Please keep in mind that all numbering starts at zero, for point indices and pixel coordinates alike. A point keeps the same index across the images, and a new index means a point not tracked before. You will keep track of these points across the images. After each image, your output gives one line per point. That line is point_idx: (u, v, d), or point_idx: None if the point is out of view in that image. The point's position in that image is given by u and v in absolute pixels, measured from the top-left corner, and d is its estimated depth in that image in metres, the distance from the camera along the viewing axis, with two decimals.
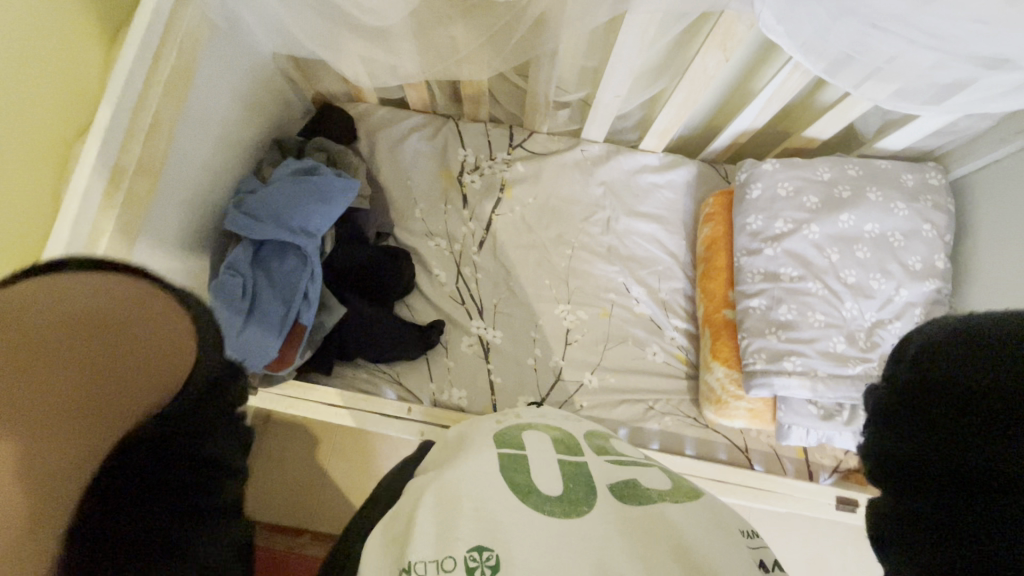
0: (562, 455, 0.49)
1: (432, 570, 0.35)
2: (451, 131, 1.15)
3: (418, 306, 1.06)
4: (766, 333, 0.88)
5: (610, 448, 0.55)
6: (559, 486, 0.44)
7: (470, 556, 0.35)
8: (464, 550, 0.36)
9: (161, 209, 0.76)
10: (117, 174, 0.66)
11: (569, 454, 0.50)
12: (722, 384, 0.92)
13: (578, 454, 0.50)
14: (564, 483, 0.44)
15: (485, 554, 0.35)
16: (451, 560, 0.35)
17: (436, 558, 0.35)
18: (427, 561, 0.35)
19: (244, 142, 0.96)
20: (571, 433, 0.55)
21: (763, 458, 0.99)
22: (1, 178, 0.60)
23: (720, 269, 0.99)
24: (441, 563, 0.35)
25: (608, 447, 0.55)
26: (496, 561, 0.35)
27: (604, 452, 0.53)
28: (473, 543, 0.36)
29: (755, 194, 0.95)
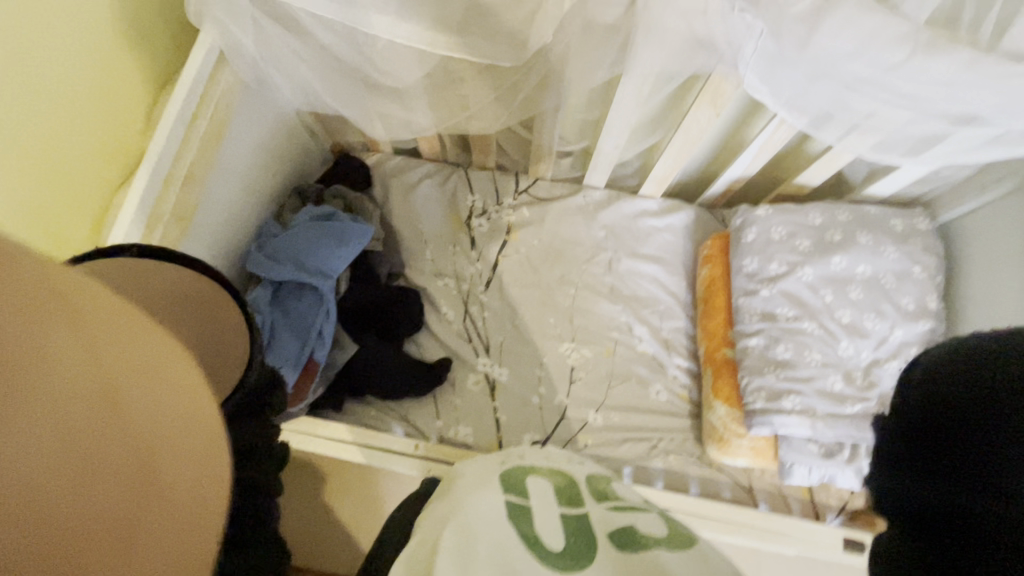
0: (563, 506, 0.50)
1: None
2: (460, 178, 1.22)
3: (427, 344, 1.09)
4: (765, 371, 0.90)
5: (610, 493, 0.56)
6: (562, 540, 0.44)
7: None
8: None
9: (190, 252, 0.81)
10: (153, 221, 0.72)
11: (571, 506, 0.51)
12: (724, 423, 0.93)
13: (579, 506, 0.51)
14: (565, 536, 0.45)
15: None
16: None
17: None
18: None
19: (267, 189, 1.03)
20: (572, 478, 0.57)
21: (768, 498, 0.99)
22: (48, 224, 0.66)
23: (719, 308, 1.02)
24: None
25: (609, 490, 0.57)
26: None
27: (605, 499, 0.54)
28: None
29: (750, 237, 0.99)
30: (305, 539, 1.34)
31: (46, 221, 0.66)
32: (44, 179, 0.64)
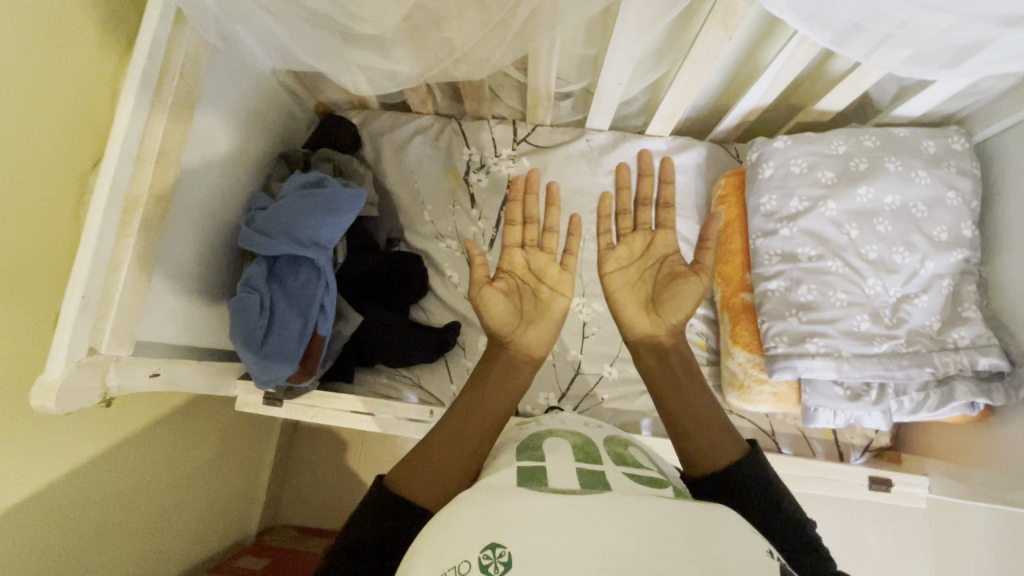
0: (580, 462, 0.48)
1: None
2: (454, 131, 1.15)
3: (435, 308, 1.07)
4: (787, 315, 0.86)
5: (629, 454, 0.53)
6: (577, 482, 0.44)
7: (485, 554, 0.36)
8: (477, 551, 0.37)
9: (175, 231, 0.77)
10: (130, 203, 0.67)
11: (587, 461, 0.49)
12: (744, 369, 0.91)
13: (596, 461, 0.49)
14: (581, 480, 0.44)
15: (498, 550, 0.36)
16: (467, 564, 0.36)
17: (453, 564, 0.37)
18: (447, 572, 0.37)
19: (251, 159, 0.97)
20: (590, 438, 0.54)
21: (791, 441, 0.98)
22: (17, 218, 0.62)
23: (736, 252, 0.97)
24: (458, 569, 0.37)
25: (628, 454, 0.53)
26: (509, 556, 0.36)
27: (623, 459, 0.51)
28: (485, 541, 0.37)
29: (768, 172, 0.92)
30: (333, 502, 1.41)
31: (17, 216, 0.62)
32: (6, 168, 0.60)
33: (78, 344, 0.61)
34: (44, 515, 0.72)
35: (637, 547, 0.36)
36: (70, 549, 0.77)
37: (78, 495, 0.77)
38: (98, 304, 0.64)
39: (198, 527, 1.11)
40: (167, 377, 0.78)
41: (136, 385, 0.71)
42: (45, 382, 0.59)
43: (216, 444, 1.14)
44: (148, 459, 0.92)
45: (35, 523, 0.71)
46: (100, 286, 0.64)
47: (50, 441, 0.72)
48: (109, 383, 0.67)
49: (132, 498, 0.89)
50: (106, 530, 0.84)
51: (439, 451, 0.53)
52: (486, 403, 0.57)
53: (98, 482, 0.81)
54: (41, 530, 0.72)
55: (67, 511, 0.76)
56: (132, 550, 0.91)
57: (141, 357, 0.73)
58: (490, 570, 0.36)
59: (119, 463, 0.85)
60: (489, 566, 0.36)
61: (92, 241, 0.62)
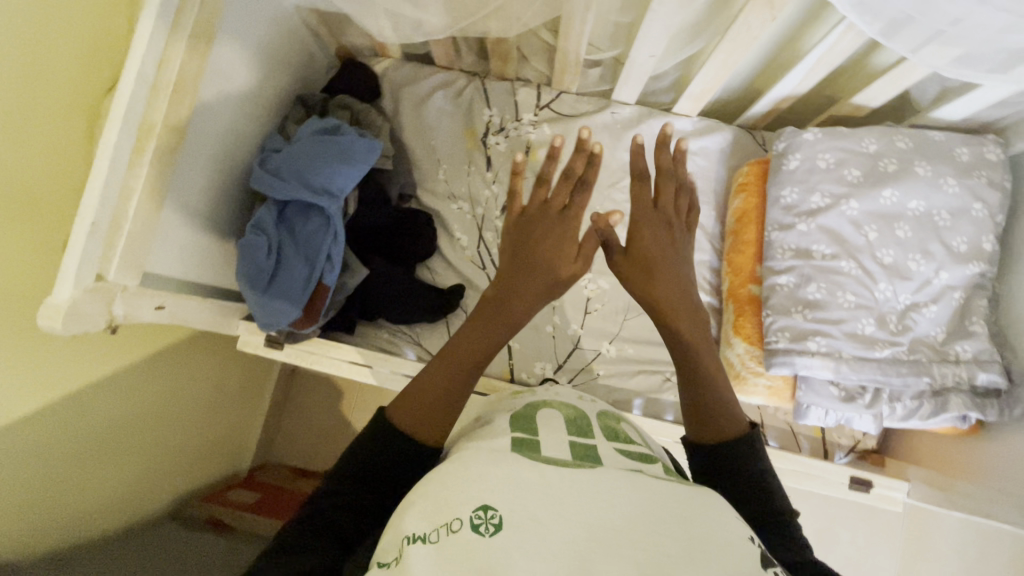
0: (573, 435, 0.49)
1: (444, 533, 0.37)
2: (477, 89, 1.12)
3: (440, 268, 1.07)
4: (792, 311, 0.86)
5: (620, 429, 0.54)
6: (568, 453, 0.45)
7: (476, 514, 0.37)
8: (469, 510, 0.38)
9: (187, 165, 0.76)
10: (144, 133, 0.65)
11: (580, 435, 0.50)
12: (742, 359, 0.93)
13: (589, 436, 0.50)
14: (573, 451, 0.46)
15: (489, 513, 0.37)
16: (459, 522, 0.37)
17: (446, 522, 0.37)
18: (439, 528, 0.37)
19: (269, 100, 0.95)
20: (582, 411, 0.55)
21: (778, 435, 1.00)
22: (28, 135, 0.61)
23: (750, 242, 0.97)
24: (450, 526, 0.37)
25: (620, 429, 0.55)
26: (500, 519, 0.37)
27: (614, 434, 0.52)
28: (478, 502, 0.38)
29: (793, 165, 0.90)
30: (323, 446, 1.45)
31: (26, 134, 0.61)
32: (17, 84, 0.58)
33: (86, 269, 0.61)
34: (44, 433, 0.74)
35: (624, 522, 0.37)
36: (63, 471, 0.79)
37: (75, 418, 0.79)
38: (107, 232, 0.63)
39: (189, 462, 1.13)
40: (172, 311, 0.78)
41: (141, 316, 0.71)
42: (52, 303, 0.59)
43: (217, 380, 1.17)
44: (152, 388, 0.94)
45: (30, 443, 0.72)
46: (111, 213, 0.63)
47: (52, 361, 0.73)
48: (115, 311, 0.67)
49: (131, 425, 0.91)
50: (100, 454, 0.86)
51: (433, 386, 0.54)
52: (483, 336, 0.57)
53: (99, 405, 0.83)
54: (39, 445, 0.73)
55: (67, 428, 0.77)
56: (124, 476, 0.93)
57: (148, 289, 0.73)
58: (480, 529, 0.36)
59: (119, 390, 0.86)
60: (480, 526, 0.37)
61: (103, 167, 0.61)
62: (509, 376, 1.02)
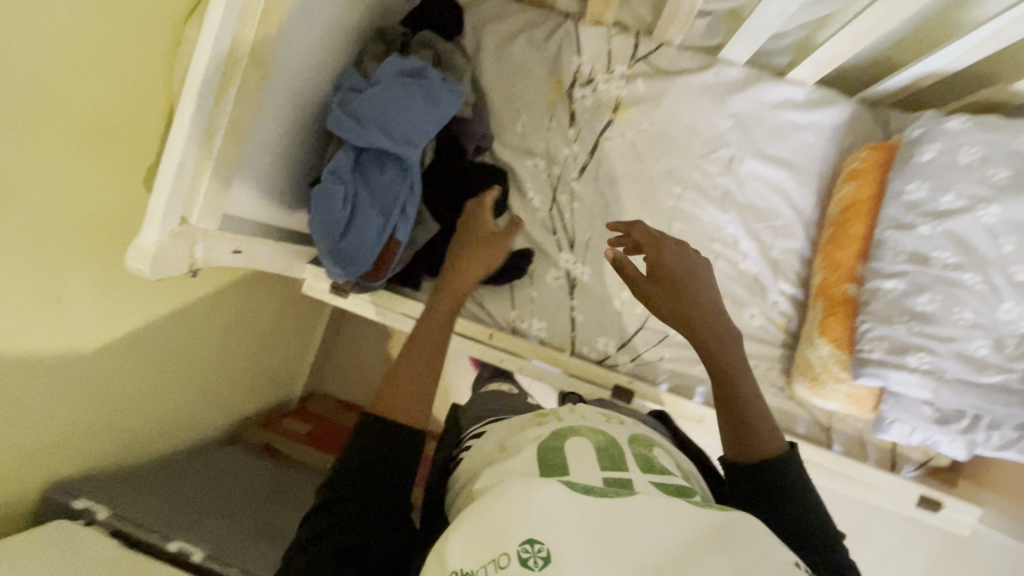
0: (606, 469, 0.46)
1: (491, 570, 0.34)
2: (568, 33, 1.01)
3: (508, 229, 1.02)
4: (896, 320, 0.79)
5: (654, 458, 0.49)
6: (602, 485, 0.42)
7: (522, 548, 0.34)
8: (515, 543, 0.35)
9: (268, 103, 0.72)
10: (229, 67, 0.61)
11: (614, 469, 0.46)
12: (824, 363, 0.86)
13: (623, 468, 0.46)
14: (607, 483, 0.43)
15: (536, 546, 0.34)
16: (507, 557, 0.34)
17: (494, 557, 0.35)
18: (486, 564, 0.35)
19: (350, 30, 0.88)
20: (614, 438, 0.51)
21: (845, 440, 0.96)
22: (109, 61, 0.58)
23: (853, 236, 0.88)
24: (497, 562, 0.34)
25: (654, 458, 0.50)
26: (548, 552, 0.34)
27: (649, 464, 0.48)
28: (524, 534, 0.35)
29: (926, 156, 0.79)
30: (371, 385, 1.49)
31: (108, 59, 0.57)
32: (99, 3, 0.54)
33: (172, 213, 0.59)
34: (117, 362, 0.76)
35: (669, 561, 0.34)
36: (135, 397, 0.83)
37: (147, 348, 0.81)
38: (191, 175, 0.61)
39: (249, 387, 1.19)
40: (247, 256, 0.77)
41: (219, 261, 0.70)
42: (141, 247, 0.58)
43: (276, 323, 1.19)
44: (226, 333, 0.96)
45: (104, 371, 0.75)
46: (195, 154, 0.60)
47: (128, 293, 0.74)
48: (196, 256, 0.65)
49: (196, 355, 0.94)
50: (169, 382, 0.90)
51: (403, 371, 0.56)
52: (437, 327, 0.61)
53: (168, 337, 0.85)
54: (113, 373, 0.76)
55: (139, 358, 0.80)
56: (190, 401, 0.98)
57: (228, 233, 0.71)
58: (528, 563, 0.34)
59: (186, 322, 0.88)
60: (527, 560, 0.34)
61: (189, 103, 0.57)
62: (568, 348, 1.00)
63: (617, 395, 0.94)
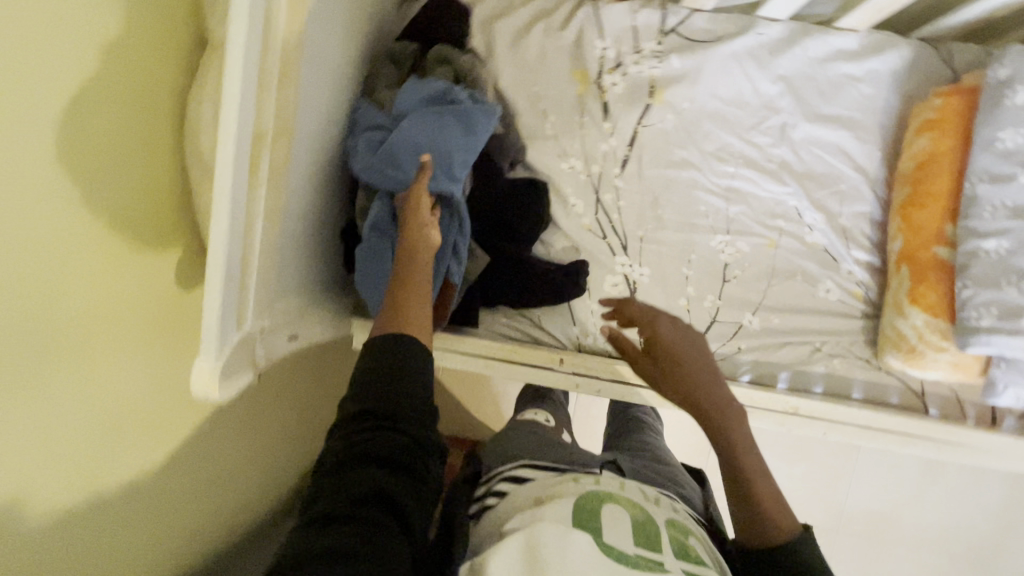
0: (638, 544, 0.46)
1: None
2: (587, 15, 0.92)
3: (556, 242, 0.91)
4: (1003, 283, 0.73)
5: (689, 546, 0.48)
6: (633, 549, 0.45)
7: None
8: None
9: (297, 167, 0.64)
10: (257, 145, 0.53)
11: (647, 546, 0.46)
12: (919, 333, 0.81)
13: (657, 550, 0.46)
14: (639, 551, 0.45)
15: None
16: None
17: None
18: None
19: (357, 58, 0.79)
20: (651, 517, 0.50)
21: (941, 403, 0.92)
22: (112, 162, 0.50)
23: (936, 194, 0.81)
24: None
25: (690, 546, 0.49)
26: None
27: (687, 553, 0.47)
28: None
29: (1019, 99, 0.73)
30: None
31: (112, 161, 0.50)
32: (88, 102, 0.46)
33: (229, 323, 0.52)
34: (154, 493, 0.63)
35: None
36: (186, 517, 0.70)
37: (188, 463, 0.68)
38: (239, 275, 0.53)
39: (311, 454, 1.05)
40: (301, 334, 0.70)
41: (278, 352, 0.64)
42: (202, 371, 0.51)
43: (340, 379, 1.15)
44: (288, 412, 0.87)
45: (141, 506, 0.62)
46: (240, 251, 0.53)
47: (159, 413, 0.61)
48: (257, 357, 0.59)
49: (244, 446, 0.80)
50: (220, 485, 0.76)
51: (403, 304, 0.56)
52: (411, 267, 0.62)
53: (210, 440, 0.71)
54: (152, 507, 0.63)
55: (179, 477, 0.67)
56: (247, 494, 0.85)
57: (280, 319, 0.64)
58: None
59: (227, 418, 0.74)
60: None
61: (225, 198, 0.50)
62: None
63: None
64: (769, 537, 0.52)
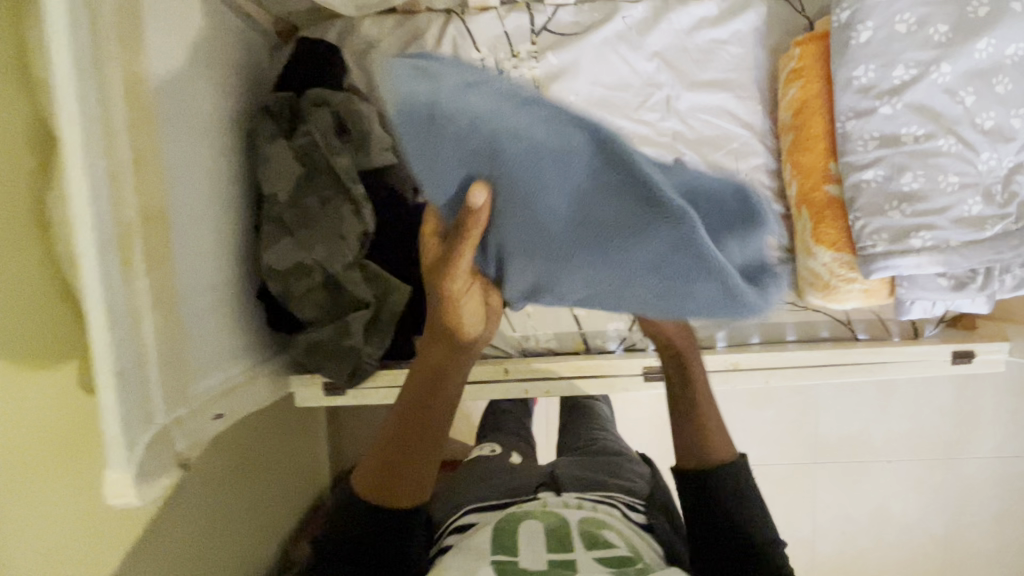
0: (552, 549, 0.57)
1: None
2: (458, 30, 0.92)
3: None
4: (888, 209, 0.77)
5: (599, 532, 0.61)
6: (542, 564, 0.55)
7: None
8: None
9: (181, 249, 0.63)
10: (125, 237, 0.51)
11: (560, 548, 0.57)
12: (831, 269, 0.84)
13: (567, 548, 0.57)
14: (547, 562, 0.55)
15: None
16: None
17: None
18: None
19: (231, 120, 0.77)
20: (566, 520, 0.62)
21: (867, 326, 0.97)
22: None
23: (816, 137, 0.85)
24: None
25: (602, 535, 0.60)
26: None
27: (594, 540, 0.59)
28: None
29: (863, 36, 0.77)
30: None
31: None
32: None
33: (133, 424, 0.51)
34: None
35: None
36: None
37: (159, 548, 0.70)
38: (137, 373, 0.52)
39: (280, 499, 1.07)
40: (230, 411, 0.69)
41: (204, 435, 0.62)
42: (117, 479, 0.49)
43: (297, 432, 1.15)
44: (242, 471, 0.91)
45: None
46: (132, 349, 0.51)
47: (101, 515, 0.62)
48: (179, 448, 0.57)
49: (216, 514, 0.84)
50: (198, 556, 0.79)
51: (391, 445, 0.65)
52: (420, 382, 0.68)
53: (176, 519, 0.74)
54: None
55: (152, 560, 0.70)
56: (228, 559, 0.87)
57: (199, 402, 0.62)
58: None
59: (187, 497, 0.76)
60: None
61: (99, 300, 0.48)
62: (584, 346, 0.97)
63: (650, 376, 0.91)
64: (715, 462, 0.64)
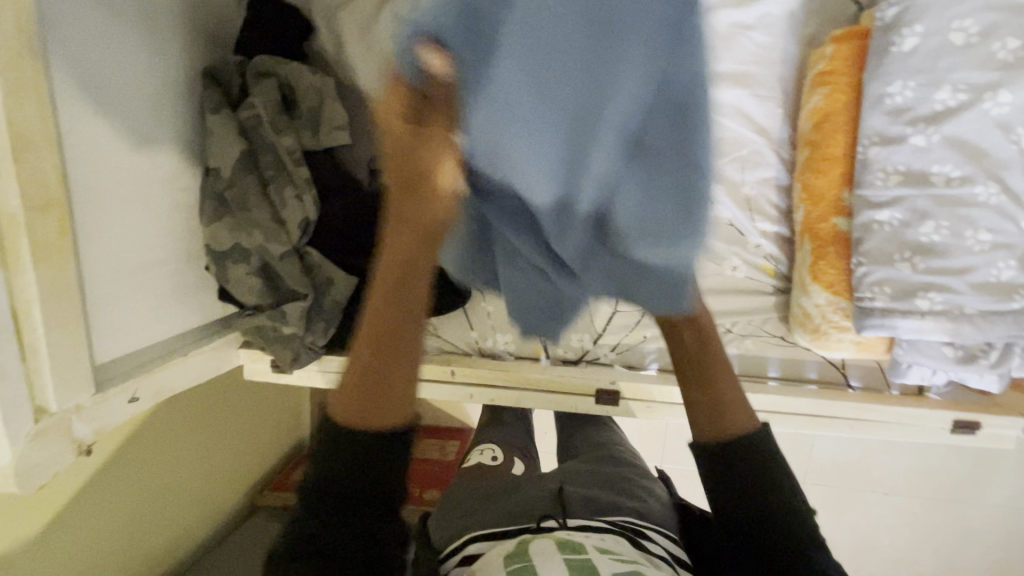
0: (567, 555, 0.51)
1: None
2: None
3: None
4: (897, 259, 0.65)
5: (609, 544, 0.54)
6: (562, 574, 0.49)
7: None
8: None
9: (102, 227, 0.59)
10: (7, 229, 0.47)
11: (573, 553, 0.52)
12: (822, 312, 0.73)
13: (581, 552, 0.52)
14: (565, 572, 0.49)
15: None
16: None
17: None
18: None
19: (187, 82, 0.72)
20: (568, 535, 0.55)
21: (862, 373, 0.85)
22: None
23: (833, 158, 0.72)
24: None
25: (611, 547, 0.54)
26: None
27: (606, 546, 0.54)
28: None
29: (908, 42, 0.63)
30: None
31: None
32: None
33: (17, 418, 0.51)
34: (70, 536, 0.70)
35: None
36: (110, 545, 0.77)
37: (98, 505, 0.74)
38: (25, 369, 0.51)
39: (256, 452, 1.09)
40: (153, 392, 0.69)
41: (114, 418, 0.63)
42: None
43: (279, 395, 1.15)
44: (204, 429, 0.92)
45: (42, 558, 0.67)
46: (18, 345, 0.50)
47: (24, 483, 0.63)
48: (79, 434, 0.58)
49: (171, 472, 0.86)
50: (148, 509, 0.82)
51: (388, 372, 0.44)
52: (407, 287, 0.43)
53: (121, 478, 0.77)
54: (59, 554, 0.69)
55: (91, 514, 0.73)
56: (186, 509, 0.91)
57: (111, 387, 0.62)
58: None
59: (133, 458, 0.78)
60: None
61: None
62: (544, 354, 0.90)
63: (603, 399, 0.86)
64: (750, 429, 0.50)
